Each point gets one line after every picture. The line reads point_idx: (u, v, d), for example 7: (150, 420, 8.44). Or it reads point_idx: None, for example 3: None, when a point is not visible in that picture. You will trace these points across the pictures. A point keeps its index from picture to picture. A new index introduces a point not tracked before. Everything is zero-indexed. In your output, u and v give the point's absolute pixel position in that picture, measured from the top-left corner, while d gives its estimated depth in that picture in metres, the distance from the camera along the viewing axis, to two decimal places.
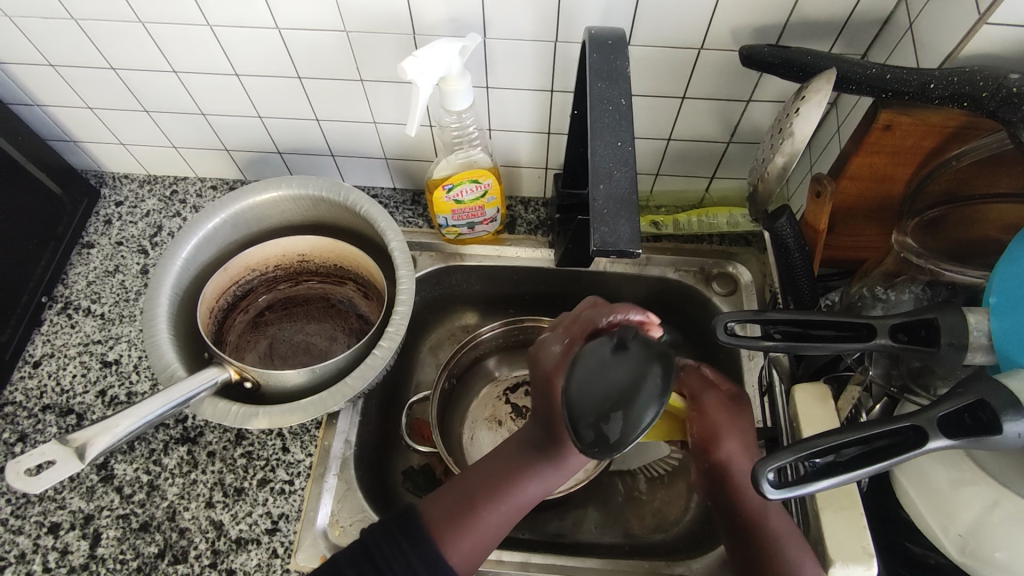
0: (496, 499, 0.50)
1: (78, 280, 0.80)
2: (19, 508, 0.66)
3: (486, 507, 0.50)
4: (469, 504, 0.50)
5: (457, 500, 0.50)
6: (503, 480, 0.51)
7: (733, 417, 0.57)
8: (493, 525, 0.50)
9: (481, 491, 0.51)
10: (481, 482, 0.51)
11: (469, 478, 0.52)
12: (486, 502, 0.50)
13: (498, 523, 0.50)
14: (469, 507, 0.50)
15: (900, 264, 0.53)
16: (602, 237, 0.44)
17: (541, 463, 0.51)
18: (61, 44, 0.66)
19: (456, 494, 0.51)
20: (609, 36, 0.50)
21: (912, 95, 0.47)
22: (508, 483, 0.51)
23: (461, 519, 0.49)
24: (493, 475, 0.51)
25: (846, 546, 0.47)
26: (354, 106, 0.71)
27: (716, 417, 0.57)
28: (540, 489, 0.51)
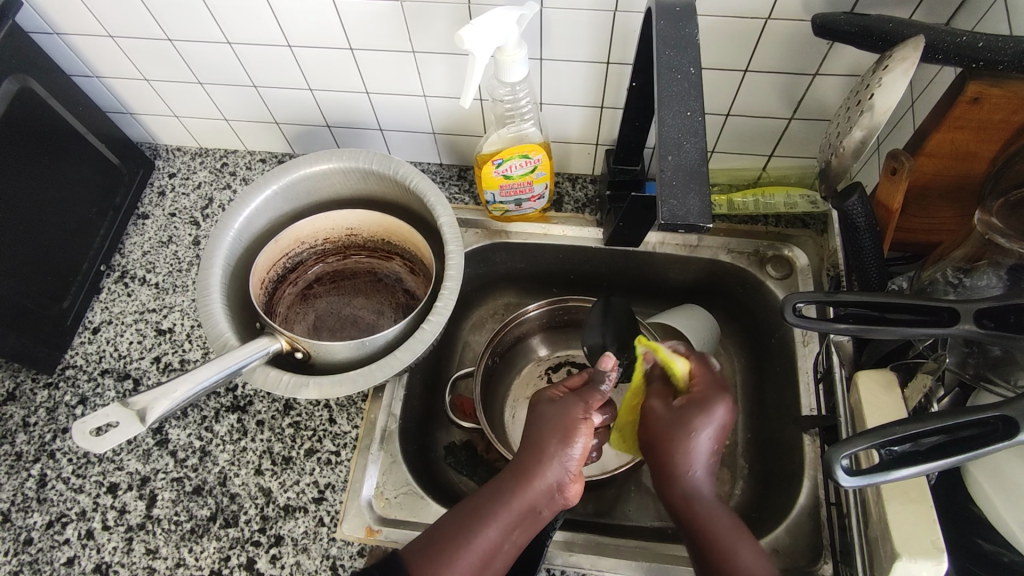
0: (484, 522, 0.49)
1: (134, 249, 0.82)
2: (80, 467, 0.69)
3: (472, 534, 0.49)
4: (441, 546, 0.49)
5: (442, 538, 0.49)
6: (490, 504, 0.50)
7: (685, 419, 0.50)
8: (490, 544, 0.49)
9: (468, 526, 0.49)
10: (461, 517, 0.50)
11: (459, 512, 0.50)
12: (474, 534, 0.49)
13: (485, 550, 0.49)
14: (459, 544, 0.48)
15: (981, 246, 0.49)
16: (670, 210, 0.42)
17: (502, 507, 0.50)
18: (120, 15, 0.67)
19: (436, 536, 0.49)
20: (676, 2, 0.48)
21: (1007, 64, 0.44)
22: (474, 527, 0.49)
23: (435, 561, 0.48)
24: (479, 500, 0.50)
25: (914, 540, 0.45)
26: (405, 78, 0.70)
27: (668, 431, 0.50)
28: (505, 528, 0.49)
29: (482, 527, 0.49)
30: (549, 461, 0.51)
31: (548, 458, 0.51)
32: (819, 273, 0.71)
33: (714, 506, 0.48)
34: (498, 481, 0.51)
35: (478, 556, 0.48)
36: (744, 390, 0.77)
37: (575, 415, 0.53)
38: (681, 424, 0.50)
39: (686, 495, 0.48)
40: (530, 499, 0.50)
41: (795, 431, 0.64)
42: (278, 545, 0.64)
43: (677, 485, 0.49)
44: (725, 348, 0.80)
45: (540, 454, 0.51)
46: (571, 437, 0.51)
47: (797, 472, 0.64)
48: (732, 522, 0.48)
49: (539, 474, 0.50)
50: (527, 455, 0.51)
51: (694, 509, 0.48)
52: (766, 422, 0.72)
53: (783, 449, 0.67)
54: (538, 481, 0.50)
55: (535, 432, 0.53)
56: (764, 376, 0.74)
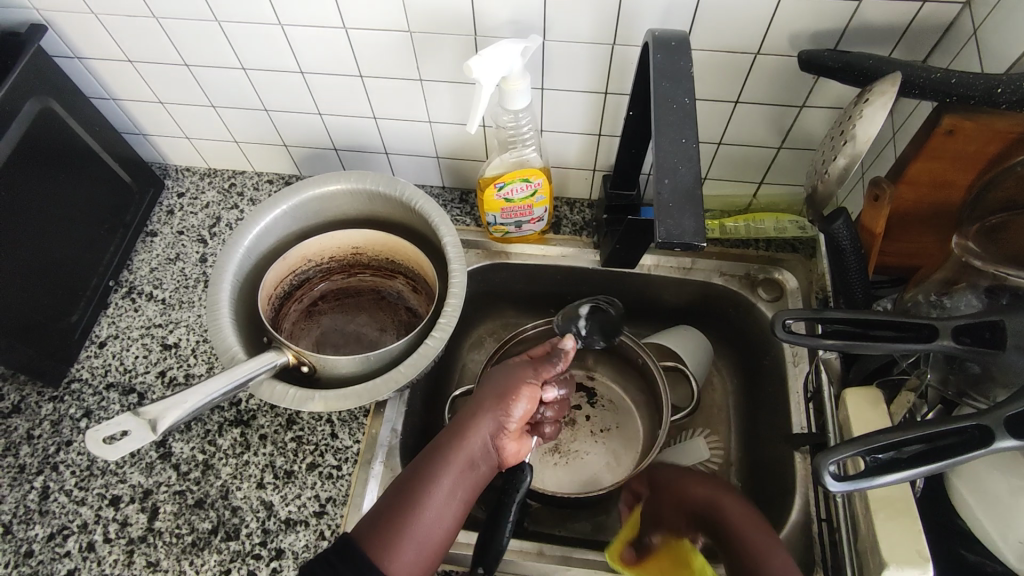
0: (433, 476, 0.53)
1: (142, 266, 0.83)
2: (82, 480, 0.69)
3: (419, 492, 0.52)
4: (397, 504, 0.52)
5: (395, 503, 0.52)
6: (433, 460, 0.54)
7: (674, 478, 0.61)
8: (437, 501, 0.52)
9: (417, 482, 0.53)
10: (409, 477, 0.54)
11: (409, 474, 0.54)
12: (425, 490, 0.52)
13: (436, 507, 0.52)
14: (416, 492, 0.52)
15: (960, 269, 0.52)
16: (667, 230, 0.44)
17: (444, 465, 0.54)
18: (140, 41, 0.70)
19: (386, 504, 0.52)
20: (672, 37, 0.51)
21: (978, 99, 0.47)
22: (421, 486, 0.53)
23: (392, 521, 0.51)
24: (422, 458, 0.55)
25: (900, 549, 0.47)
26: (412, 106, 0.73)
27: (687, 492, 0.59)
28: (447, 486, 0.53)
29: (426, 488, 0.53)
30: (484, 427, 0.57)
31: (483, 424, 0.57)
32: (808, 296, 0.74)
33: (754, 528, 0.54)
34: (440, 436, 0.56)
35: (428, 514, 0.51)
36: (737, 408, 0.79)
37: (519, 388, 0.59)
38: (692, 481, 0.59)
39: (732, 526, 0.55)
40: (468, 457, 0.55)
41: (786, 448, 0.66)
42: (279, 558, 0.64)
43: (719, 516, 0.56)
44: (718, 368, 0.82)
45: (477, 421, 0.57)
46: (511, 399, 0.58)
47: (788, 489, 0.65)
48: (770, 541, 0.53)
49: (476, 432, 0.56)
50: (465, 425, 0.57)
51: (726, 524, 0.55)
52: (757, 440, 0.74)
53: (776, 466, 0.68)
54: (475, 435, 0.56)
55: (474, 407, 0.58)
56: (756, 394, 0.76)
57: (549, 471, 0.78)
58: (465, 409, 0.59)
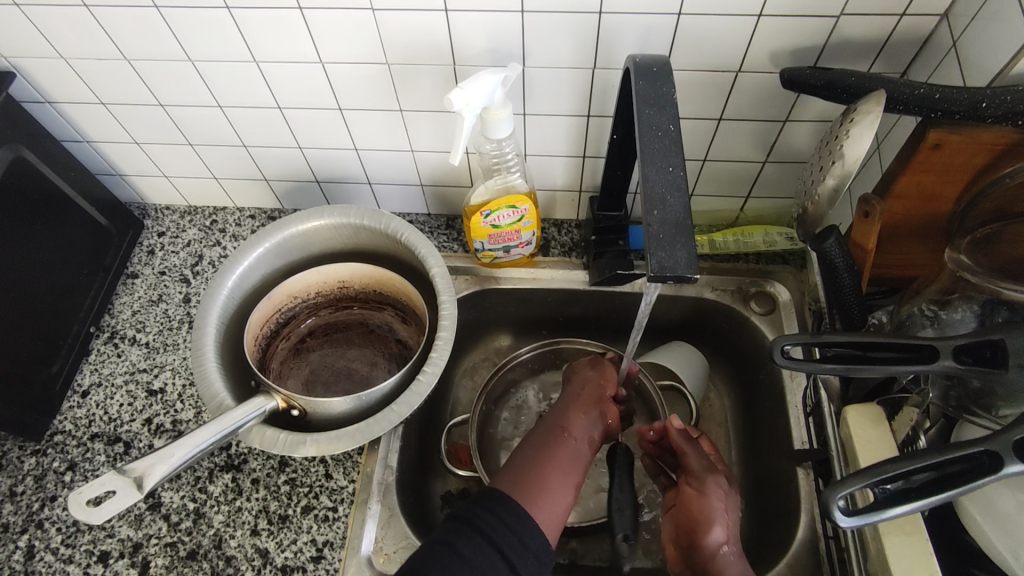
0: (562, 440, 0.59)
1: (123, 310, 0.81)
2: (69, 537, 0.67)
3: (554, 452, 0.57)
4: (535, 463, 0.56)
5: (533, 463, 0.56)
6: (554, 431, 0.60)
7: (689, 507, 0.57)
8: (571, 465, 0.57)
9: (548, 446, 0.58)
10: (538, 445, 0.58)
11: (533, 445, 0.58)
12: (555, 451, 0.57)
13: (564, 471, 0.56)
14: (556, 463, 0.56)
15: (953, 281, 0.52)
16: (659, 262, 0.43)
17: (571, 431, 0.60)
18: (112, 83, 0.68)
19: (523, 466, 0.56)
20: (653, 63, 0.51)
21: (963, 114, 0.47)
22: (557, 447, 0.58)
23: (532, 476, 0.55)
24: (545, 428, 0.60)
25: (911, 572, 0.46)
26: (394, 137, 0.72)
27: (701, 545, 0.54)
28: (579, 448, 0.59)
29: (558, 449, 0.58)
30: (586, 409, 0.62)
31: (584, 418, 0.61)
32: (801, 308, 0.74)
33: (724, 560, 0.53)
34: (550, 418, 0.62)
35: (565, 472, 0.56)
36: (736, 425, 0.78)
37: (592, 389, 0.65)
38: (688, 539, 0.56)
39: (711, 565, 0.53)
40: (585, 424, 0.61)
41: (788, 466, 0.65)
42: None
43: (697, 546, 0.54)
44: (715, 384, 0.81)
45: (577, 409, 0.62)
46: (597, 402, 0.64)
47: (793, 508, 0.64)
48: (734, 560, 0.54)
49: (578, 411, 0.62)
50: (574, 409, 0.62)
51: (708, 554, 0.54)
52: (758, 456, 0.73)
53: (778, 484, 0.67)
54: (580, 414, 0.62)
55: (574, 397, 0.64)
56: (754, 410, 0.75)
57: None
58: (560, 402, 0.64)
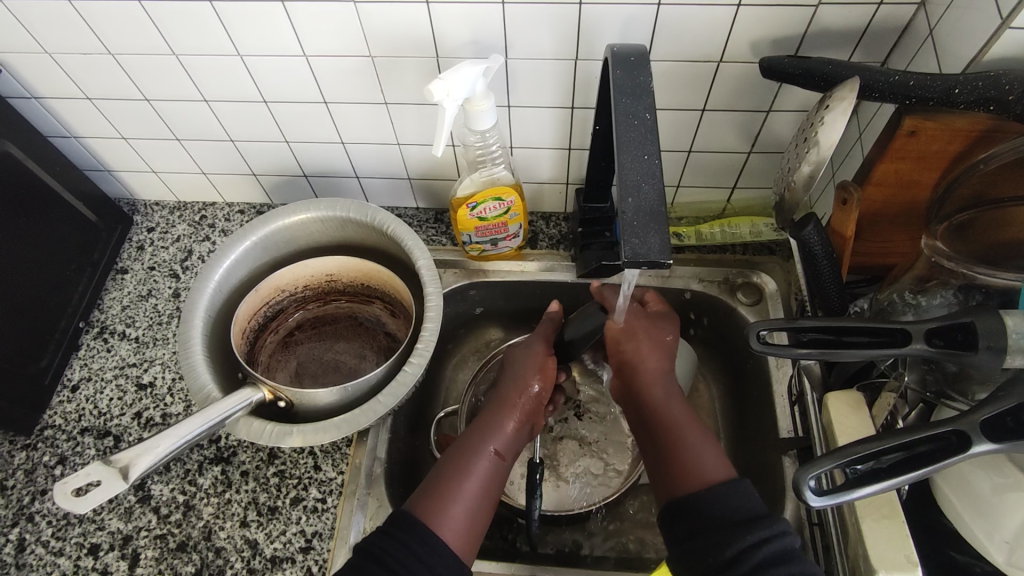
0: (480, 445, 0.57)
1: (113, 305, 0.82)
2: (59, 530, 0.68)
3: (467, 462, 0.56)
4: (444, 473, 0.55)
5: (444, 474, 0.55)
6: (466, 445, 0.57)
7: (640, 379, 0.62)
8: (489, 471, 0.56)
9: (462, 455, 0.56)
10: (453, 455, 0.56)
11: (444, 456, 0.57)
12: (469, 459, 0.56)
13: (480, 477, 0.55)
14: (467, 472, 0.55)
15: (931, 268, 0.53)
16: (633, 249, 0.44)
17: (492, 433, 0.58)
18: (98, 78, 0.69)
19: (432, 476, 0.55)
20: (631, 53, 0.51)
21: (937, 100, 0.48)
22: (471, 454, 0.56)
23: (442, 489, 0.53)
24: (469, 434, 0.58)
25: (888, 554, 0.47)
26: (380, 130, 0.72)
27: (646, 388, 0.61)
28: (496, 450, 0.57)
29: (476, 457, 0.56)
30: (499, 427, 0.59)
31: (495, 430, 0.58)
32: (787, 298, 0.74)
33: (682, 429, 0.57)
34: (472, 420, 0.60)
35: (477, 485, 0.55)
36: (724, 415, 0.78)
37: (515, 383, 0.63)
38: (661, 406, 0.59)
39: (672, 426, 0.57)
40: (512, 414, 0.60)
41: (773, 453, 0.66)
42: None
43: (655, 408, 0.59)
44: (703, 374, 0.82)
45: (513, 386, 0.63)
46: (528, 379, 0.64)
47: (778, 495, 0.64)
48: (688, 425, 0.58)
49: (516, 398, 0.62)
50: (486, 426, 0.59)
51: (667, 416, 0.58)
52: (745, 445, 0.73)
53: (763, 472, 0.68)
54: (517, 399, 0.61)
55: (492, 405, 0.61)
56: (740, 398, 0.75)
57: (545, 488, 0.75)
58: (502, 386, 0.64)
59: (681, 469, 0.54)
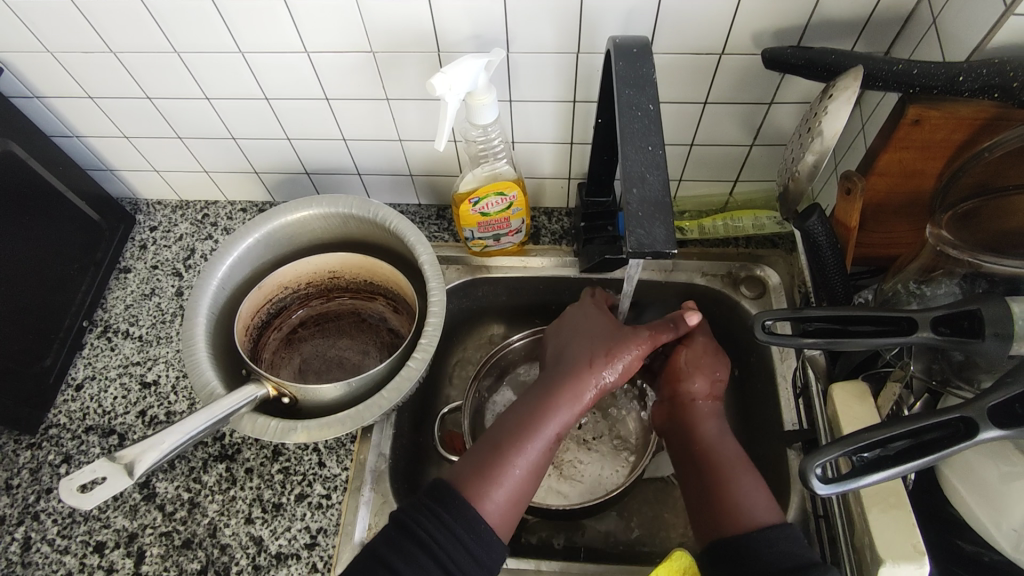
0: (537, 427, 0.54)
1: (117, 304, 0.82)
2: (65, 528, 0.68)
3: (520, 444, 0.53)
4: (494, 454, 0.53)
5: (492, 455, 0.53)
6: (524, 423, 0.54)
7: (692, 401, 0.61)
8: (539, 455, 0.53)
9: (517, 435, 0.53)
10: (506, 433, 0.54)
11: (498, 433, 0.54)
12: (524, 442, 0.53)
13: (531, 461, 0.53)
14: (518, 451, 0.53)
15: (935, 257, 0.52)
16: (638, 239, 0.44)
17: (555, 412, 0.54)
18: (99, 77, 0.69)
19: (482, 453, 0.53)
20: (633, 44, 0.51)
21: (941, 88, 0.47)
22: (529, 434, 0.53)
23: (488, 473, 0.52)
24: (532, 407, 0.55)
25: (895, 544, 0.46)
26: (381, 126, 0.72)
27: (696, 421, 0.60)
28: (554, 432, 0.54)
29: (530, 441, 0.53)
30: (561, 409, 0.55)
31: (558, 411, 0.54)
32: (790, 290, 0.74)
33: (734, 468, 0.56)
34: (534, 391, 0.56)
35: (524, 470, 0.52)
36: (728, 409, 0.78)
37: (587, 357, 0.57)
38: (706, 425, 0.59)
39: (713, 453, 0.57)
40: (580, 393, 0.55)
41: (779, 446, 0.65)
42: None
43: (700, 438, 0.59)
44: None
45: (585, 357, 0.57)
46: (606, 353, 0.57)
47: (783, 488, 0.64)
48: (741, 466, 0.56)
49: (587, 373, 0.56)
50: (551, 402, 0.55)
51: (715, 454, 0.57)
52: (750, 438, 0.73)
53: (769, 465, 0.68)
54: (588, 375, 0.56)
55: (560, 379, 0.56)
56: (744, 391, 0.75)
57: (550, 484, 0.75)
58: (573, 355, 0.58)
59: (729, 504, 0.54)
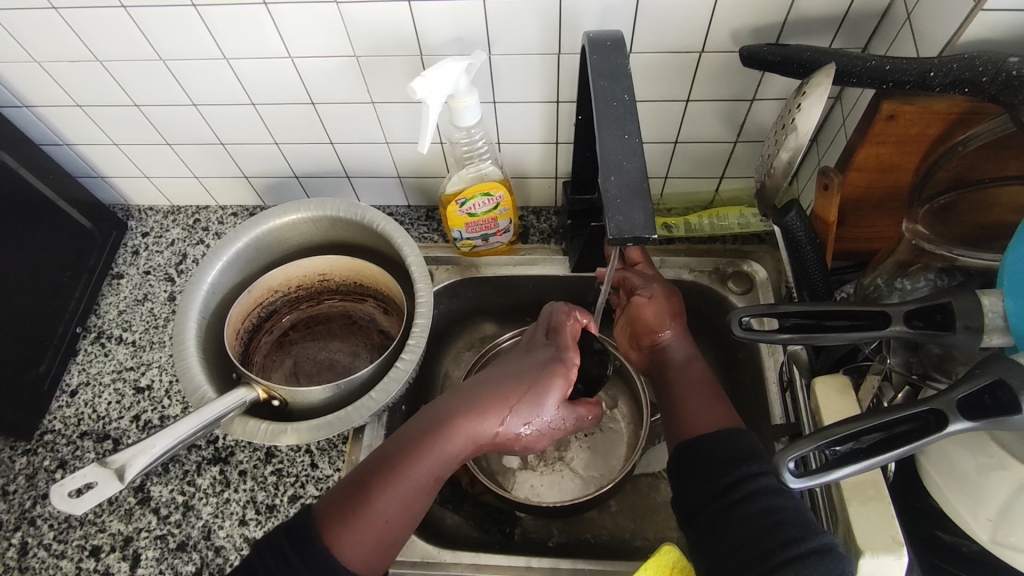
0: (406, 465, 0.52)
1: (110, 310, 0.83)
2: (61, 532, 0.68)
3: (385, 481, 0.51)
4: (361, 482, 0.51)
5: (356, 489, 0.51)
6: (394, 460, 0.52)
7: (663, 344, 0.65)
8: (405, 493, 0.51)
9: (385, 471, 0.51)
10: (374, 468, 0.52)
11: (369, 466, 0.53)
12: (389, 479, 0.51)
13: (395, 499, 0.51)
14: (382, 488, 0.51)
15: (913, 252, 0.52)
16: (618, 226, 0.45)
17: (426, 450, 0.52)
18: (87, 85, 0.69)
19: (352, 478, 0.52)
20: (608, 38, 0.51)
21: (913, 84, 0.48)
22: (396, 470, 0.51)
23: (348, 509, 0.50)
24: (404, 444, 0.53)
25: (875, 536, 0.47)
26: (368, 129, 0.73)
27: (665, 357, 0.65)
28: (425, 472, 0.52)
29: (397, 479, 0.51)
30: (436, 453, 0.52)
31: (429, 452, 0.52)
32: (777, 285, 0.74)
33: (695, 392, 0.60)
34: (412, 424, 0.54)
35: (385, 510, 0.50)
36: None
37: (494, 409, 0.54)
38: (680, 364, 0.63)
39: (677, 383, 0.62)
40: (459, 432, 0.53)
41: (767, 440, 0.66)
42: None
43: (669, 372, 0.63)
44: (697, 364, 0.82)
45: (476, 395, 0.55)
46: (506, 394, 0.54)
47: None
48: (701, 390, 0.60)
49: (473, 413, 0.53)
50: (426, 439, 0.52)
51: (680, 381, 0.62)
52: None
53: None
54: (473, 415, 0.53)
55: (443, 415, 0.54)
56: (732, 387, 0.76)
57: (541, 482, 0.76)
58: (472, 390, 0.56)
59: (690, 418, 0.57)
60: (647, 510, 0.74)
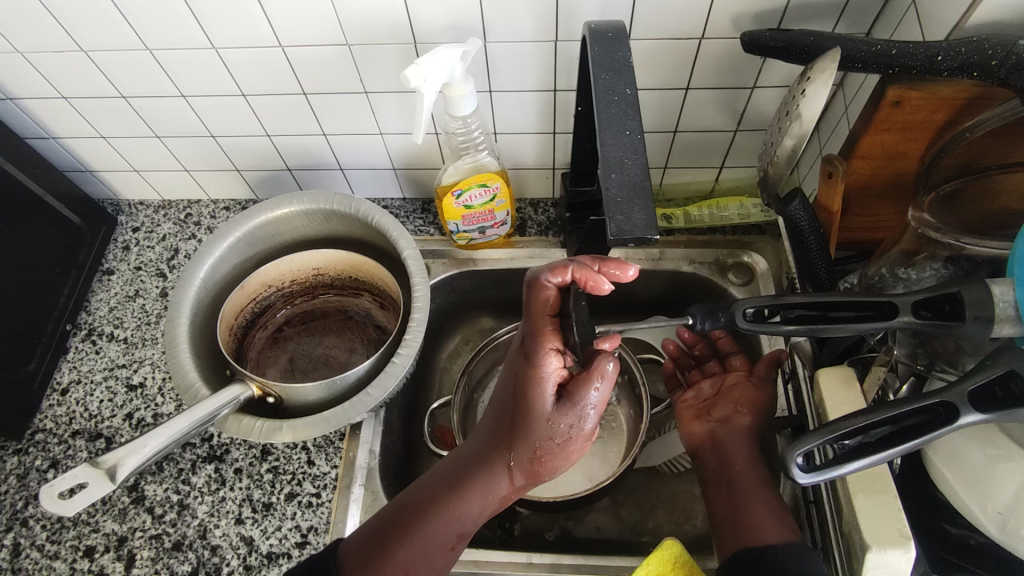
0: (426, 519, 0.50)
1: (100, 306, 0.81)
2: (54, 533, 0.67)
3: (405, 534, 0.50)
4: (380, 543, 0.51)
5: (375, 543, 0.51)
6: (415, 514, 0.51)
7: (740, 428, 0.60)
8: (426, 547, 0.50)
9: (406, 526, 0.51)
10: (393, 520, 0.51)
11: (387, 516, 0.52)
12: (409, 533, 0.50)
13: (416, 554, 0.50)
14: (401, 543, 0.50)
15: (919, 241, 0.52)
16: (618, 226, 0.44)
17: (448, 504, 0.50)
18: (73, 77, 0.68)
19: (373, 530, 0.52)
20: (609, 29, 0.50)
21: (920, 68, 0.47)
22: (415, 525, 0.50)
23: (369, 562, 0.50)
24: (423, 497, 0.51)
25: (882, 529, 0.46)
26: (361, 120, 0.71)
27: (733, 449, 0.59)
28: (449, 526, 0.50)
29: (416, 533, 0.50)
30: (456, 507, 0.50)
31: (449, 505, 0.50)
32: (778, 276, 0.73)
33: (751, 489, 0.56)
34: (434, 474, 0.52)
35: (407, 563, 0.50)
36: None
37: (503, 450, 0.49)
38: (745, 454, 0.59)
39: (736, 476, 0.57)
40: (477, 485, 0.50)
41: (769, 433, 0.65)
42: None
43: (731, 462, 0.58)
44: None
45: (487, 437, 0.51)
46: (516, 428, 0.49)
47: (773, 475, 0.64)
48: (760, 493, 0.56)
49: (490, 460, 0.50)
50: (445, 494, 0.50)
51: (739, 475, 0.58)
52: None
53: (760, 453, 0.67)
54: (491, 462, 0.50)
55: (460, 465, 0.51)
56: None
57: None
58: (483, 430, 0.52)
59: (748, 526, 0.54)
60: (648, 504, 0.73)
